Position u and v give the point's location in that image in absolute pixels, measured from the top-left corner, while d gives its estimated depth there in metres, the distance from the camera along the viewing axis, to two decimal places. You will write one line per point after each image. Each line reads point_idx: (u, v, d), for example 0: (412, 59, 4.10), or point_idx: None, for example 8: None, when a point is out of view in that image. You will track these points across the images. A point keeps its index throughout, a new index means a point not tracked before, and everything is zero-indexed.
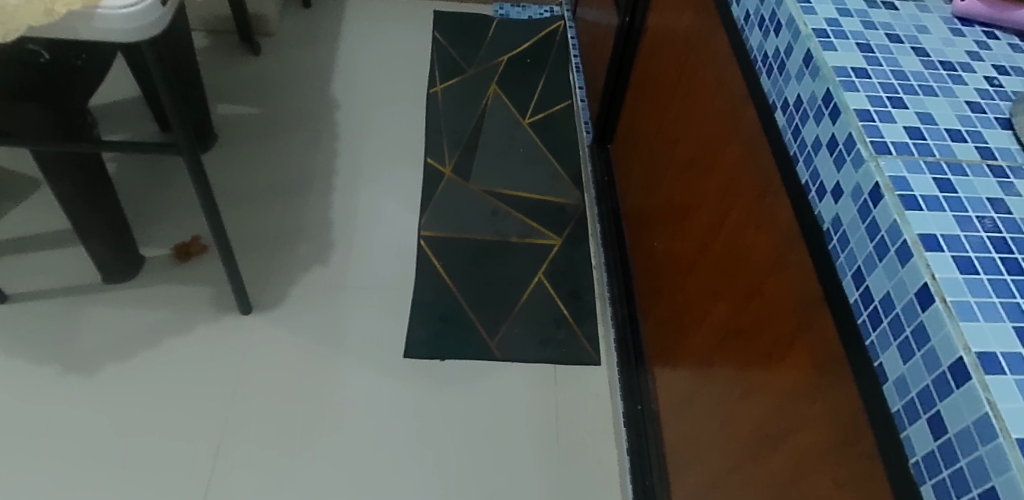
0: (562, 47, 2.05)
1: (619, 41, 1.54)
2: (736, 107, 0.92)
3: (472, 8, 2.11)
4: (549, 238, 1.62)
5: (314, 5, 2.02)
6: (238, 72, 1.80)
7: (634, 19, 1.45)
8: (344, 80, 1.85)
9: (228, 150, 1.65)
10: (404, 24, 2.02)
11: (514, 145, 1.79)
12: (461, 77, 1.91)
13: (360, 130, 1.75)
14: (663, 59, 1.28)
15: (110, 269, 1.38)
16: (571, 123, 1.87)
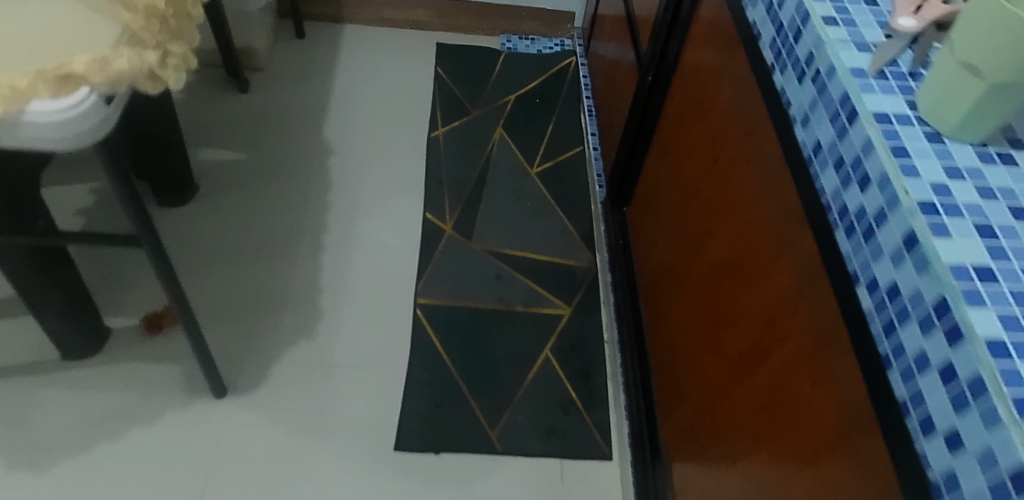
0: (574, 85, 1.90)
1: (640, 96, 1.38)
2: (789, 229, 0.78)
3: (477, 39, 1.96)
4: (558, 307, 1.48)
5: (307, 35, 1.87)
6: (222, 112, 1.66)
7: (658, 77, 1.29)
8: (338, 122, 1.71)
9: (209, 203, 1.51)
10: (405, 57, 1.88)
11: (521, 198, 1.65)
12: (465, 117, 1.78)
13: (354, 181, 1.61)
14: (692, 133, 1.13)
15: (71, 346, 1.25)
16: (582, 173, 1.73)
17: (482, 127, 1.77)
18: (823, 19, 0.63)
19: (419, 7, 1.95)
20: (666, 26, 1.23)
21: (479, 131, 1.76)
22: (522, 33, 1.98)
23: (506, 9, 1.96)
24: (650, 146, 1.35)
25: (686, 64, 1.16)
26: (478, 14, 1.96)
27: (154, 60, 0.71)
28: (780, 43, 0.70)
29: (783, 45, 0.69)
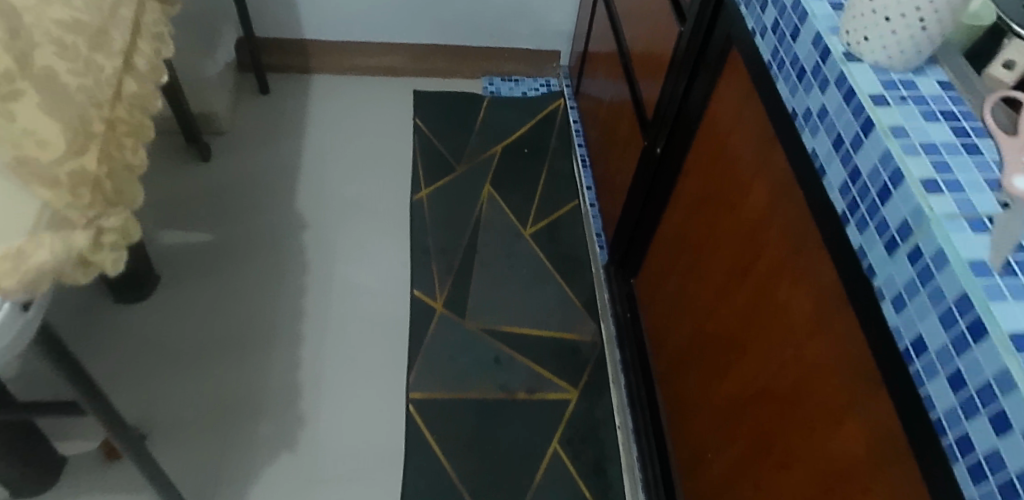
0: (564, 131, 1.77)
1: (647, 164, 1.25)
2: (859, 395, 0.66)
3: (457, 84, 1.82)
4: (564, 390, 1.35)
5: (271, 89, 1.72)
6: (183, 187, 1.51)
7: (668, 150, 1.16)
8: (310, 188, 1.57)
9: (171, 294, 1.36)
10: (380, 107, 1.74)
11: (516, 264, 1.52)
12: (451, 175, 1.65)
13: (332, 256, 1.47)
14: (715, 227, 1.00)
15: (19, 486, 1.09)
16: (579, 231, 1.61)
17: (470, 186, 1.64)
18: (922, 183, 0.51)
19: (396, 51, 1.79)
20: (678, 97, 1.09)
21: (467, 191, 1.63)
22: (505, 74, 1.85)
23: (487, 50, 1.82)
24: (659, 221, 1.22)
25: (705, 146, 1.03)
26: (458, 56, 1.81)
27: (87, 243, 0.62)
28: (857, 192, 0.58)
29: (863, 199, 0.57)
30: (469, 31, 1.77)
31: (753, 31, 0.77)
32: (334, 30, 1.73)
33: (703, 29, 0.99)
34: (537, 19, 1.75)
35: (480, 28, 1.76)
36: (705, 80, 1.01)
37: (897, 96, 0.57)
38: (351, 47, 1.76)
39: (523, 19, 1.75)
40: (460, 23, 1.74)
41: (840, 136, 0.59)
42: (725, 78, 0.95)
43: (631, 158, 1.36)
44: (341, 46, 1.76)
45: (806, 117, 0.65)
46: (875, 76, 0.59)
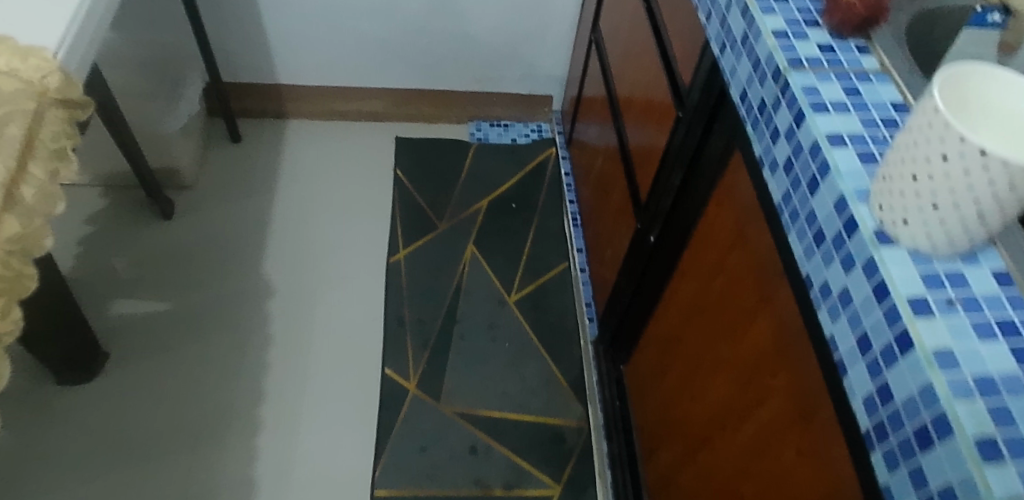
0: (555, 183, 1.65)
1: (639, 248, 1.12)
2: None
3: (443, 129, 1.71)
4: (544, 485, 1.23)
5: (244, 136, 1.61)
6: (143, 250, 1.42)
7: (662, 239, 1.03)
8: (279, 252, 1.46)
9: (123, 373, 1.27)
10: (358, 157, 1.64)
11: (498, 336, 1.41)
12: (430, 234, 1.53)
13: (299, 329, 1.37)
14: (712, 342, 0.87)
15: None
16: (568, 297, 1.48)
17: (449, 247, 1.52)
18: (977, 446, 0.38)
19: (376, 96, 1.67)
20: (674, 186, 0.97)
21: (447, 254, 1.51)
22: (494, 118, 1.74)
23: (474, 96, 1.70)
24: (653, 313, 1.09)
25: (703, 248, 0.90)
26: (443, 100, 1.69)
27: None
28: (886, 418, 0.45)
29: (894, 430, 0.44)
30: (454, 75, 1.64)
31: (759, 156, 0.63)
32: (308, 75, 1.60)
33: (704, 120, 0.86)
34: (529, 63, 1.63)
35: (467, 72, 1.63)
36: (705, 176, 0.88)
37: (943, 300, 0.44)
38: (327, 92, 1.64)
39: (513, 63, 1.62)
40: (444, 67, 1.61)
41: (868, 338, 0.47)
42: (726, 180, 0.82)
43: (621, 233, 1.23)
44: (317, 91, 1.64)
45: (823, 291, 0.52)
46: (915, 267, 0.46)
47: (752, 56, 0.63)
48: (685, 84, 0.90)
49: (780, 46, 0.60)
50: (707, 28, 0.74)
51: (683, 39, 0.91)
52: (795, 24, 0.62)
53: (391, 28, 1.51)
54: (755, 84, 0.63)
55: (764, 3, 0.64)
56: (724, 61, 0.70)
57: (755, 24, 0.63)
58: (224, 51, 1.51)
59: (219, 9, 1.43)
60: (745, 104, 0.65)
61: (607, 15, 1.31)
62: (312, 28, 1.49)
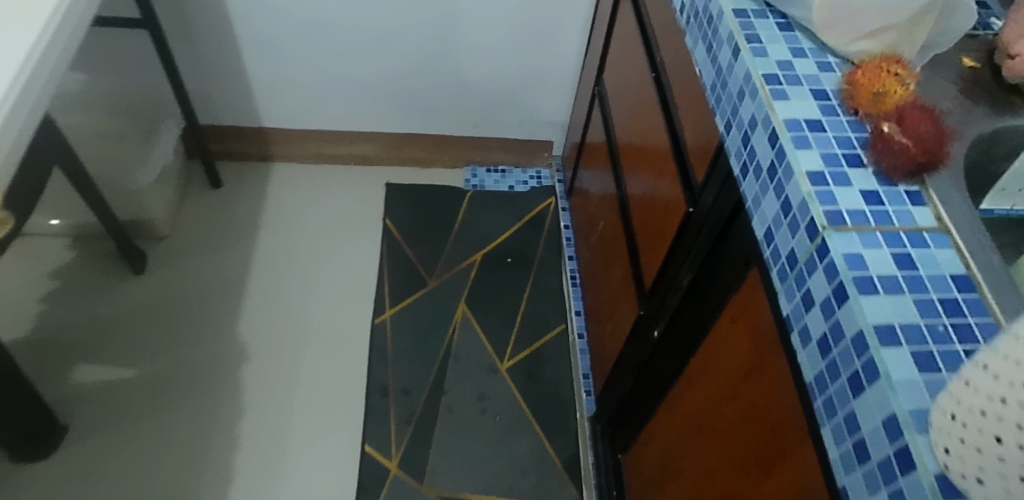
0: (554, 236, 1.55)
1: (642, 338, 1.01)
2: None
3: (436, 175, 1.62)
4: None
5: (225, 182, 1.53)
6: (110, 307, 1.34)
7: (667, 339, 0.92)
8: (257, 312, 1.38)
9: (81, 450, 1.18)
10: (346, 205, 1.55)
11: (488, 409, 1.31)
12: (419, 292, 1.44)
13: (276, 401, 1.28)
14: (724, 476, 0.77)
15: None
16: (564, 365, 1.38)
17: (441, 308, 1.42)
18: None
19: (366, 139, 1.57)
20: (682, 288, 0.85)
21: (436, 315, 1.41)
22: (490, 164, 1.64)
23: (471, 140, 1.60)
24: (656, 411, 0.98)
25: (714, 366, 0.79)
26: (437, 145, 1.60)
27: None
28: None
29: None
30: (448, 120, 1.54)
31: (787, 315, 0.53)
32: (292, 119, 1.50)
33: (717, 228, 0.75)
34: (528, 108, 1.53)
35: (462, 118, 1.54)
36: (716, 288, 0.77)
37: None
38: (314, 135, 1.55)
39: (511, 109, 1.52)
40: (437, 112, 1.52)
41: None
42: (743, 303, 0.71)
43: (623, 312, 1.12)
44: (303, 135, 1.55)
45: None
46: None
47: (781, 196, 0.53)
48: (698, 182, 0.79)
49: (818, 193, 0.50)
50: (726, 140, 0.63)
51: (695, 131, 0.80)
52: (833, 163, 0.52)
53: (380, 72, 1.41)
54: (784, 229, 0.53)
55: (797, 132, 0.53)
56: (745, 186, 0.60)
57: (785, 159, 0.53)
58: (202, 95, 1.42)
59: (196, 54, 1.34)
60: (771, 247, 0.55)
61: (610, 70, 1.20)
62: (295, 72, 1.39)
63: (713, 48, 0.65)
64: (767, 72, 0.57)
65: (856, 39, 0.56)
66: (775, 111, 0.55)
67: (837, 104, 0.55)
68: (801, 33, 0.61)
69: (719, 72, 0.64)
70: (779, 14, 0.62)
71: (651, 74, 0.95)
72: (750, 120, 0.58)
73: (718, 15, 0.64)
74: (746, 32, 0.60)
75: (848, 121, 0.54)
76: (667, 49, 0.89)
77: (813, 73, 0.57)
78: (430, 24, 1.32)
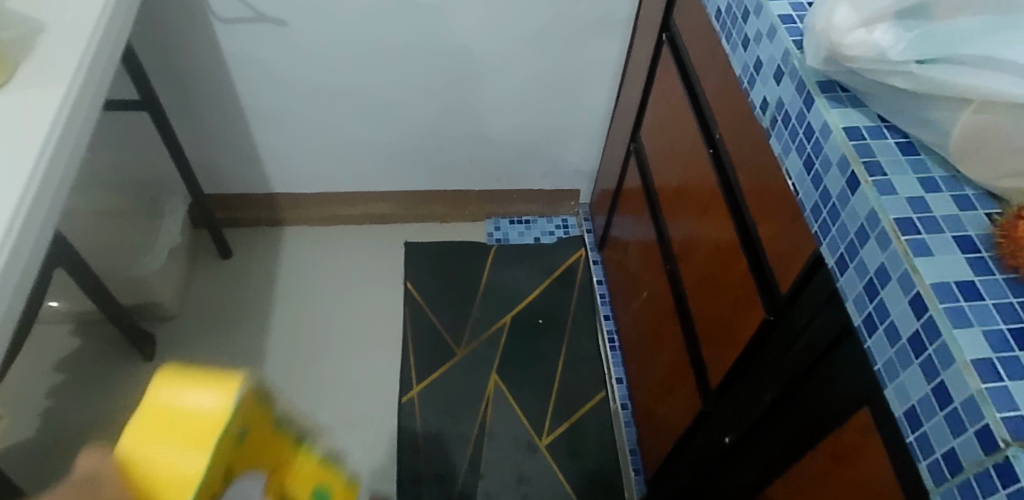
0: (586, 293, 1.45)
1: (709, 440, 0.91)
2: None
3: (457, 230, 1.52)
4: None
5: (235, 252, 1.44)
6: (119, 400, 1.25)
7: (745, 453, 0.81)
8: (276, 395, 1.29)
9: None
10: (364, 268, 1.46)
11: (529, 493, 1.21)
12: (447, 363, 1.34)
13: None
14: None
15: None
16: (608, 439, 1.28)
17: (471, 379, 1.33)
18: None
19: (381, 198, 1.48)
20: (765, 404, 0.75)
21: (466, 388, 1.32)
22: (514, 215, 1.55)
23: (492, 193, 1.51)
24: None
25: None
26: (456, 200, 1.51)
27: None
28: None
29: None
30: (468, 174, 1.44)
31: None
32: (303, 183, 1.41)
33: (814, 353, 0.65)
34: (553, 159, 1.43)
35: (482, 172, 1.44)
36: (812, 419, 0.66)
37: None
38: (326, 197, 1.45)
39: (535, 161, 1.43)
40: (456, 167, 1.42)
41: None
42: (856, 454, 0.59)
43: (679, 398, 1.02)
44: (315, 197, 1.45)
45: None
46: None
47: (934, 380, 0.44)
48: (783, 293, 0.69)
49: (991, 391, 0.40)
50: (840, 281, 0.53)
51: (776, 233, 0.69)
52: (1001, 344, 0.42)
53: (395, 131, 1.31)
54: (938, 422, 0.43)
55: (950, 301, 0.44)
56: (872, 346, 0.50)
57: (939, 337, 0.43)
58: (207, 165, 1.33)
59: (198, 125, 1.25)
60: (916, 434, 0.46)
61: (649, 129, 1.09)
62: (304, 137, 1.30)
63: (815, 166, 0.56)
64: (899, 216, 0.48)
65: (1000, 179, 0.46)
66: (918, 272, 0.45)
67: (988, 257, 0.46)
68: (927, 156, 0.51)
69: (826, 197, 0.55)
70: (896, 132, 0.53)
71: (707, 149, 0.84)
72: (879, 272, 0.48)
73: (822, 132, 0.54)
74: (864, 159, 0.51)
75: (1005, 280, 0.45)
76: (728, 129, 0.77)
77: (952, 213, 0.48)
78: (447, 81, 1.22)
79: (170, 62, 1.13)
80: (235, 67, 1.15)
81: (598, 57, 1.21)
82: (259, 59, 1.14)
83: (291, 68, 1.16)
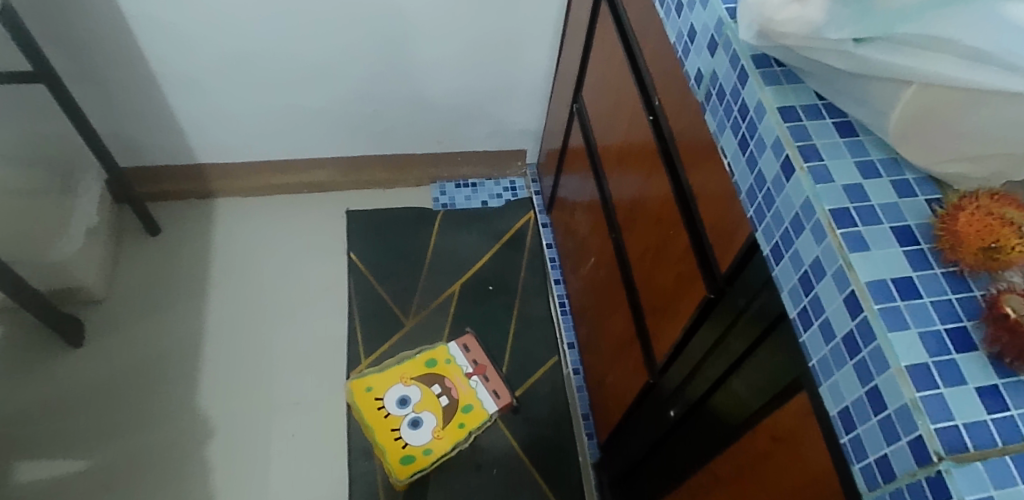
0: (536, 258, 1.41)
1: (656, 412, 0.90)
2: None
3: (401, 196, 1.46)
4: None
5: (164, 228, 1.35)
6: (44, 391, 1.17)
7: (688, 427, 0.80)
8: (217, 378, 1.22)
9: None
10: (304, 240, 1.38)
11: (482, 464, 1.19)
12: (406, 378, 1.25)
13: (248, 481, 1.14)
14: None
15: None
16: (560, 403, 1.26)
17: (432, 384, 1.25)
18: None
19: (318, 164, 1.39)
20: (708, 381, 0.73)
21: (433, 396, 1.24)
22: (460, 178, 1.49)
23: (436, 155, 1.44)
24: (675, 491, 0.86)
25: (751, 488, 0.66)
26: (397, 164, 1.43)
27: None
28: None
29: None
30: (408, 138, 1.37)
31: None
32: (230, 153, 1.31)
33: (754, 335, 0.62)
34: (496, 120, 1.37)
35: (424, 134, 1.37)
36: (750, 400, 0.65)
37: None
38: (258, 166, 1.37)
39: (477, 121, 1.36)
40: (395, 130, 1.34)
41: None
42: (794, 435, 0.56)
43: (628, 368, 1.00)
44: (246, 168, 1.37)
45: None
46: None
47: (867, 384, 0.41)
48: (723, 272, 0.66)
49: (926, 400, 0.38)
50: (774, 271, 0.50)
51: (714, 210, 0.65)
52: (938, 348, 0.40)
53: (327, 96, 1.23)
54: (873, 429, 0.41)
55: (885, 301, 0.41)
56: (807, 342, 0.47)
57: (874, 341, 0.41)
58: (122, 136, 1.22)
59: (104, 95, 1.14)
60: (850, 436, 0.44)
61: (591, 89, 1.03)
62: (223, 105, 1.20)
63: (750, 147, 0.52)
64: (836, 207, 0.44)
65: (945, 160, 0.43)
66: (853, 269, 0.42)
67: (927, 249, 0.43)
68: (867, 137, 0.48)
69: (761, 180, 0.51)
70: (834, 110, 0.49)
71: (646, 116, 0.79)
72: (814, 265, 0.45)
73: (757, 111, 0.51)
74: (800, 143, 0.47)
75: (943, 274, 0.43)
76: (668, 96, 0.72)
77: (891, 201, 0.45)
78: (376, 39, 1.14)
79: (62, 27, 1.02)
80: (140, 32, 1.04)
81: (535, 12, 1.14)
82: (165, 23, 1.04)
83: (200, 31, 1.06)
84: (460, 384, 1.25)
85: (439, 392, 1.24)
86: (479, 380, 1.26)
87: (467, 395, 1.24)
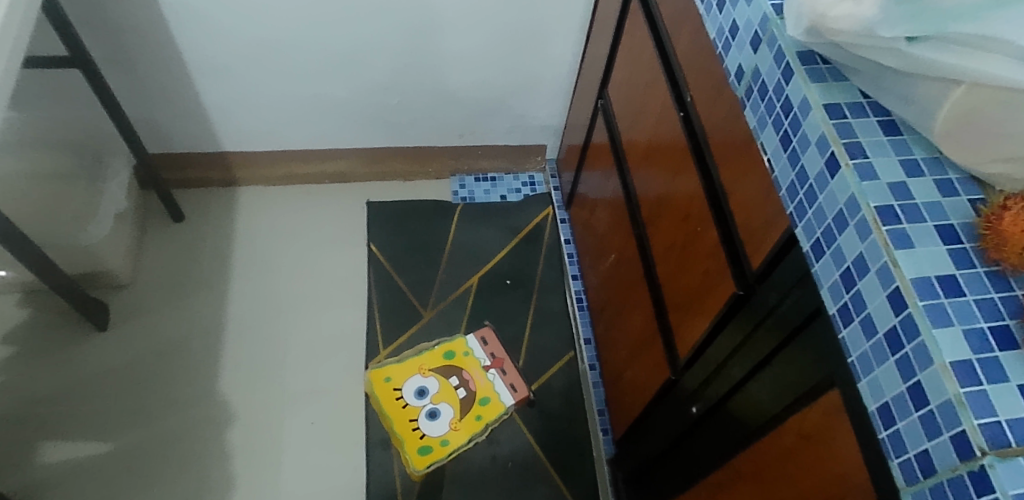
0: (554, 253, 1.42)
1: (676, 410, 0.90)
2: None
3: (420, 188, 1.47)
4: None
5: (188, 215, 1.36)
6: (69, 373, 1.18)
7: (709, 425, 0.80)
8: (238, 365, 1.24)
9: None
10: (324, 230, 1.39)
11: (498, 456, 1.19)
12: (424, 369, 1.26)
13: (267, 467, 1.15)
14: None
15: None
16: (576, 398, 1.27)
17: (450, 376, 1.26)
18: None
19: (340, 155, 1.40)
20: (732, 380, 0.73)
21: (451, 388, 1.25)
22: (479, 171, 1.50)
23: (457, 149, 1.45)
24: (693, 490, 0.86)
25: (772, 484, 0.66)
26: (418, 157, 1.44)
27: None
28: None
29: None
30: (430, 131, 1.38)
31: None
32: (255, 142, 1.33)
33: (784, 334, 0.62)
34: (517, 114, 1.37)
35: (446, 128, 1.38)
36: (776, 399, 0.65)
37: None
38: (281, 156, 1.38)
39: (499, 116, 1.37)
40: (418, 123, 1.35)
41: None
42: (822, 433, 0.57)
43: (647, 364, 1.00)
44: (269, 157, 1.38)
45: None
46: None
47: (910, 380, 0.42)
48: (754, 270, 0.66)
49: (970, 397, 0.38)
50: (815, 267, 0.51)
51: (746, 208, 0.66)
52: (981, 346, 0.40)
53: (351, 86, 1.24)
54: (914, 425, 0.42)
55: (930, 298, 0.41)
56: (846, 338, 0.48)
57: (917, 336, 0.41)
58: (151, 122, 1.24)
59: (136, 82, 1.15)
60: (889, 432, 0.44)
61: (617, 84, 1.03)
62: (249, 93, 1.21)
63: (792, 144, 0.53)
64: (881, 204, 0.45)
65: (991, 161, 0.43)
66: (897, 265, 0.43)
67: (970, 248, 0.44)
68: (911, 136, 0.49)
69: (803, 176, 0.52)
70: (878, 109, 0.50)
71: (678, 112, 0.80)
72: (857, 261, 0.46)
73: (802, 107, 0.51)
74: (846, 140, 0.48)
75: (986, 273, 0.43)
76: (701, 91, 0.73)
77: (934, 200, 0.46)
78: (402, 32, 1.15)
79: (97, 14, 1.03)
80: (172, 21, 1.06)
81: (561, 8, 1.14)
82: (197, 11, 1.05)
83: (231, 20, 1.07)
84: (477, 376, 1.26)
85: (457, 384, 1.25)
86: (497, 373, 1.27)
87: (485, 388, 1.25)
